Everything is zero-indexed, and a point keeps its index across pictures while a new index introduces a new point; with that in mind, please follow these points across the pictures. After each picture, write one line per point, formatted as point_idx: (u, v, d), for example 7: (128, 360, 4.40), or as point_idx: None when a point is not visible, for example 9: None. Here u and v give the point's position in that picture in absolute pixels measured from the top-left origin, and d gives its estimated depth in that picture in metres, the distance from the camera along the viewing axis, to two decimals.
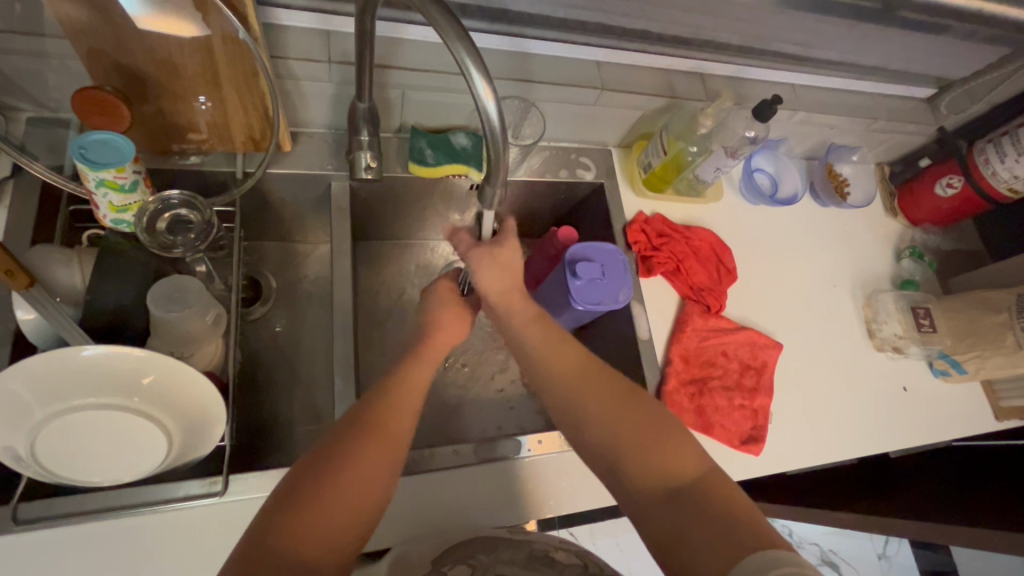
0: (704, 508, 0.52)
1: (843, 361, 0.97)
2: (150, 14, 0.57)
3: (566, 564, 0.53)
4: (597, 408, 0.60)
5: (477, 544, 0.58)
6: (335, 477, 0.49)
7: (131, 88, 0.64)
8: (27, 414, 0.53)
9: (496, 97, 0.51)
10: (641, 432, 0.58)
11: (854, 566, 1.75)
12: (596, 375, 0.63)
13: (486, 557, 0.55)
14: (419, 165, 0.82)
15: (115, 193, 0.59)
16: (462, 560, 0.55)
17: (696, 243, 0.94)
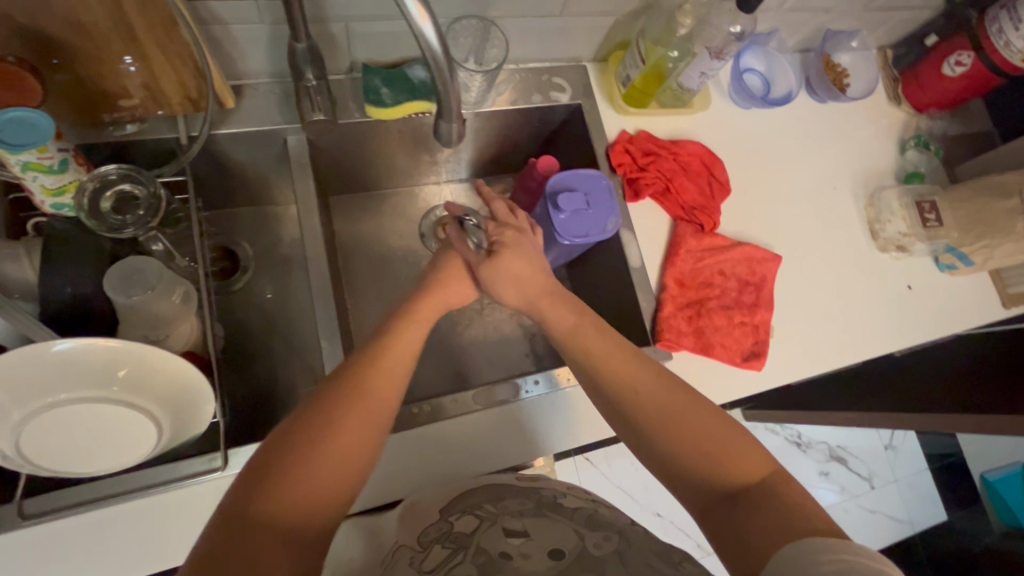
0: (766, 501, 0.52)
1: (846, 265, 0.93)
2: None
3: (574, 508, 0.54)
4: (654, 411, 0.59)
5: (485, 492, 0.58)
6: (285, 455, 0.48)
7: (38, 55, 0.57)
8: (3, 415, 0.51)
9: (432, 18, 0.46)
10: (707, 433, 0.57)
11: (863, 458, 1.83)
12: (651, 376, 0.61)
13: (495, 506, 0.54)
14: (377, 108, 0.75)
15: (45, 175, 0.54)
16: (469, 510, 0.54)
17: (684, 158, 0.89)
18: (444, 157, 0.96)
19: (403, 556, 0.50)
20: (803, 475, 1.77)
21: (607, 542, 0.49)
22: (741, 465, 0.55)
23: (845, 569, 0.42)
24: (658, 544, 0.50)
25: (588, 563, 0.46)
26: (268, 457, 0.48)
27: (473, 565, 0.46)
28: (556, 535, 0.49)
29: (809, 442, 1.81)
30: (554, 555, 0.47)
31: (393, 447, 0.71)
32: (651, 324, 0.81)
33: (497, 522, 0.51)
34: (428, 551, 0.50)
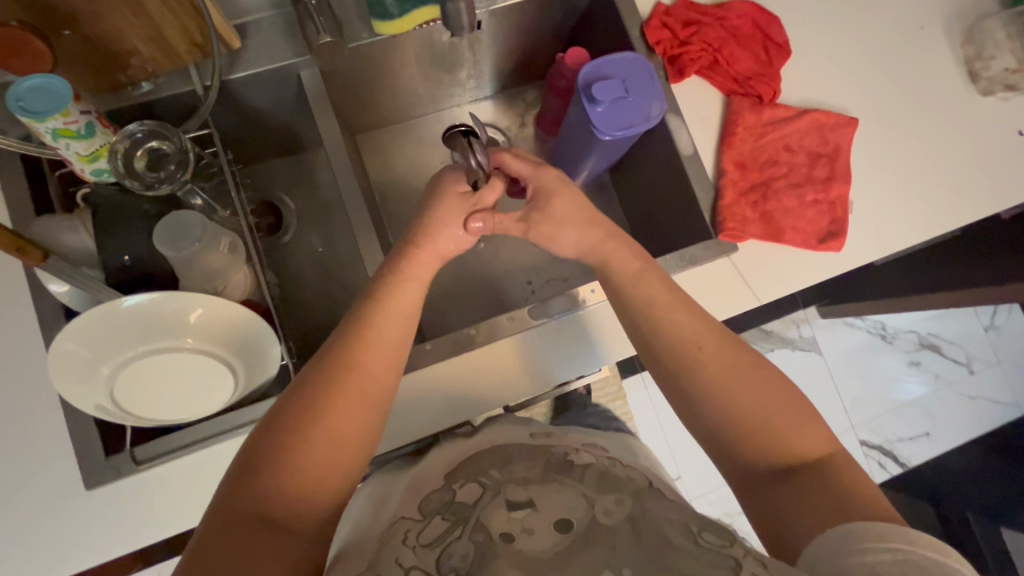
0: (820, 486, 0.51)
1: (938, 119, 0.81)
2: None
3: (582, 467, 0.57)
4: (720, 378, 0.57)
5: (493, 459, 0.60)
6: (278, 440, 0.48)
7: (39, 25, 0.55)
8: (93, 371, 0.55)
9: None
10: (767, 409, 0.55)
11: (959, 344, 1.70)
12: (715, 344, 0.59)
13: (500, 473, 0.57)
14: (384, 22, 0.70)
15: (76, 142, 0.54)
16: (473, 479, 0.58)
17: (733, 22, 0.78)
18: (465, 72, 0.90)
19: (401, 527, 0.53)
20: (891, 369, 1.67)
21: (618, 510, 0.50)
22: (799, 444, 0.54)
23: (901, 561, 0.42)
24: (677, 512, 0.50)
25: (598, 533, 0.47)
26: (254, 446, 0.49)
27: (471, 542, 0.49)
28: (567, 503, 0.51)
29: (896, 333, 1.69)
30: (561, 529, 0.48)
31: (457, 371, 0.71)
32: (710, 215, 0.74)
33: (500, 495, 0.53)
34: (425, 528, 0.52)
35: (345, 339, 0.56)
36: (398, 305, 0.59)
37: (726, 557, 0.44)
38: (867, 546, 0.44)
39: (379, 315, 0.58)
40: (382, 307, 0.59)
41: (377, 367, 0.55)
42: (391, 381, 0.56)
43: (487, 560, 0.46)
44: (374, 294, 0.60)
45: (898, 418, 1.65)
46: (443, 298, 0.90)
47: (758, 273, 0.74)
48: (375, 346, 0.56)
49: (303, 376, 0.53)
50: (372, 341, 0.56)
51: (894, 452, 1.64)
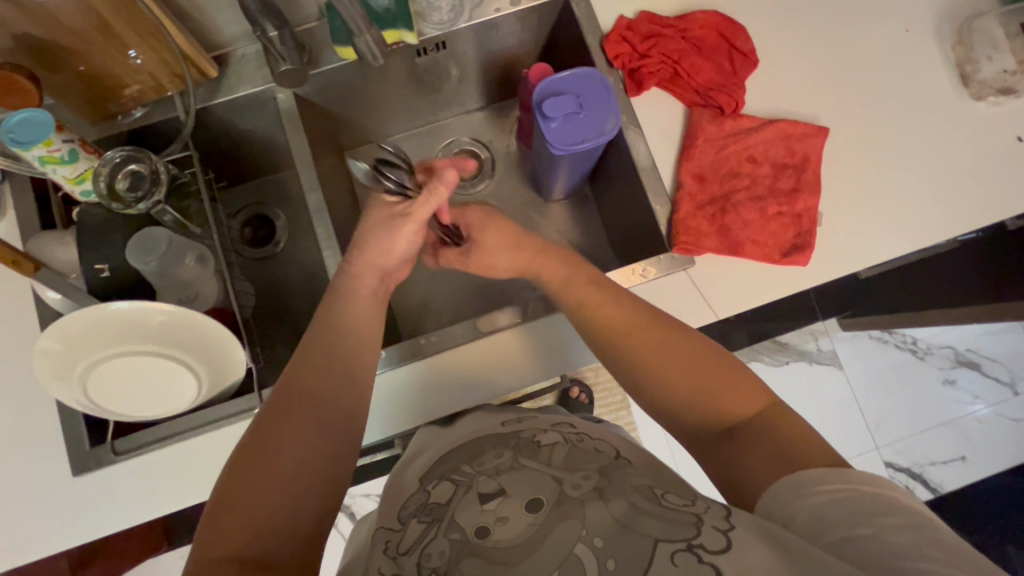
0: (761, 440, 0.48)
1: (924, 125, 0.76)
2: None
3: (549, 445, 0.53)
4: (653, 355, 0.57)
5: (466, 450, 0.57)
6: (251, 471, 0.50)
7: (36, 65, 0.63)
8: (72, 368, 0.62)
9: None
10: (698, 376, 0.54)
11: (1002, 362, 1.56)
12: (647, 326, 0.59)
13: (471, 468, 0.53)
14: (346, 49, 0.75)
15: (61, 167, 0.62)
16: (445, 476, 0.53)
17: (696, 34, 0.77)
18: (443, 90, 0.93)
19: (381, 539, 0.50)
20: (922, 386, 1.56)
21: (587, 480, 0.46)
22: (733, 405, 0.52)
23: (852, 500, 0.40)
24: (644, 478, 0.47)
25: (568, 503, 0.44)
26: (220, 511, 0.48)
27: (448, 541, 0.45)
28: (534, 485, 0.47)
29: (928, 348, 1.57)
30: (532, 506, 0.45)
31: (412, 378, 0.74)
32: (667, 228, 0.74)
33: (471, 488, 0.50)
34: (404, 531, 0.49)
35: (302, 356, 0.59)
36: (348, 331, 0.62)
37: (688, 514, 0.41)
38: (818, 489, 0.42)
39: (321, 326, 0.61)
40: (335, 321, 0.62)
41: (331, 396, 0.57)
42: (349, 393, 0.58)
43: (460, 560, 0.44)
44: (324, 315, 0.62)
45: (930, 440, 1.54)
46: (419, 308, 0.93)
47: (717, 287, 0.72)
48: (331, 360, 0.59)
49: (269, 403, 0.55)
50: (325, 350, 0.59)
51: (925, 475, 1.52)
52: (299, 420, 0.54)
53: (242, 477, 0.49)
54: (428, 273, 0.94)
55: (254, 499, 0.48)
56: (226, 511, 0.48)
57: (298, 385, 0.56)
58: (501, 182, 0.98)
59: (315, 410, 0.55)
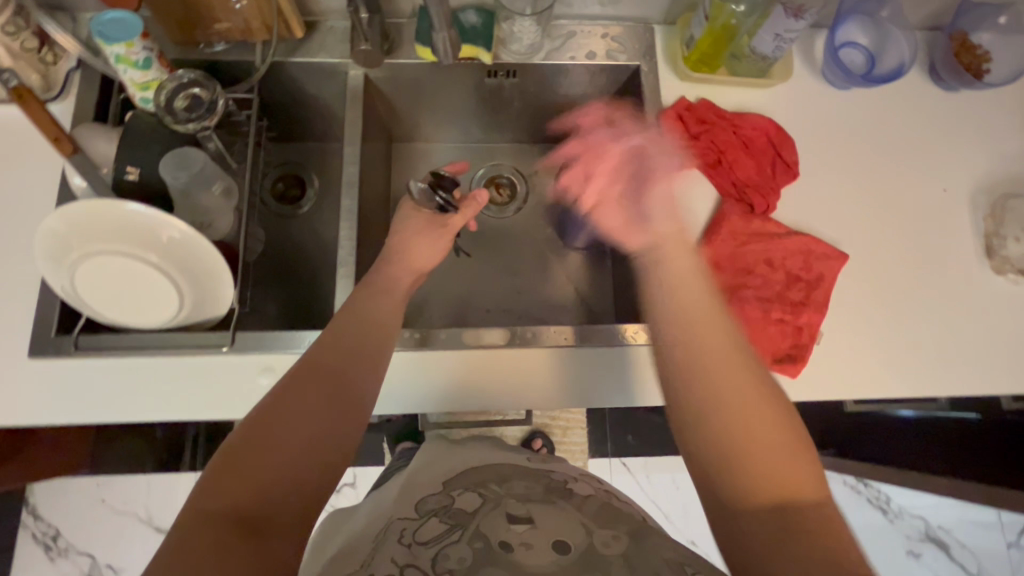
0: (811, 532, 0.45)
1: (941, 281, 0.77)
2: None
3: (584, 495, 0.53)
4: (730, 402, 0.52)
5: (489, 473, 0.57)
6: (271, 431, 0.50)
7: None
8: (67, 252, 0.63)
9: None
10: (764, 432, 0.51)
11: (970, 550, 1.50)
12: (730, 386, 0.53)
13: (498, 487, 0.54)
14: (424, 48, 0.79)
15: (133, 69, 0.66)
16: (472, 488, 0.54)
17: (747, 133, 0.80)
18: (501, 115, 0.97)
19: (394, 529, 0.49)
20: (884, 550, 1.49)
21: (616, 541, 0.46)
22: (792, 486, 0.48)
23: None
24: (673, 553, 0.45)
25: (594, 561, 0.44)
26: (197, 511, 0.44)
27: (469, 549, 0.45)
28: (563, 527, 0.47)
29: (900, 513, 1.52)
30: (558, 550, 0.45)
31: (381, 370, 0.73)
32: None
33: (499, 507, 0.50)
34: (423, 523, 0.49)
35: (337, 331, 0.60)
36: (381, 317, 0.63)
37: None
38: None
39: (361, 308, 0.63)
40: (367, 305, 0.64)
41: (357, 376, 0.58)
42: (374, 380, 0.59)
43: (481, 568, 0.43)
44: (360, 299, 0.64)
45: None
46: (413, 307, 0.94)
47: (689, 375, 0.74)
48: (366, 342, 0.61)
49: (299, 369, 0.56)
50: (359, 330, 0.61)
51: None
52: (322, 392, 0.54)
53: (260, 432, 0.49)
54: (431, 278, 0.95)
55: (259, 464, 0.48)
56: (237, 465, 0.47)
57: (329, 360, 0.57)
58: (528, 214, 1.01)
59: (338, 387, 0.56)
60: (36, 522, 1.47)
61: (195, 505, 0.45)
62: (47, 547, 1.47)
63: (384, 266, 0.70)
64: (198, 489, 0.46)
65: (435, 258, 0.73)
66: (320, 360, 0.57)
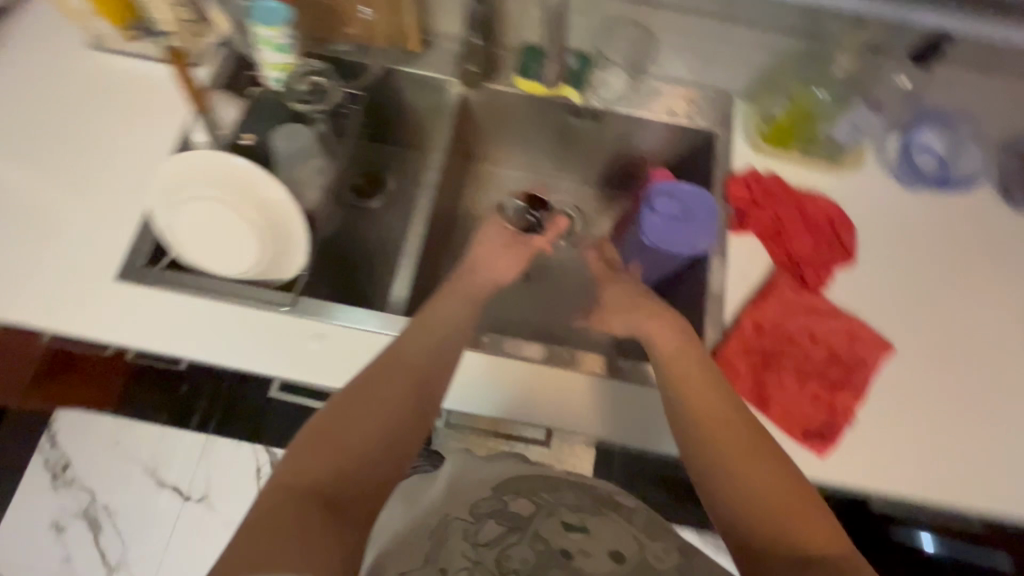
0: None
1: (988, 393, 0.76)
2: None
3: (628, 505, 0.57)
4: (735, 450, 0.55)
5: (538, 475, 0.59)
6: (349, 417, 0.56)
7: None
8: (174, 193, 0.71)
9: None
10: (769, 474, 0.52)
11: None
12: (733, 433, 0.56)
13: (550, 494, 0.58)
14: (525, 80, 0.88)
15: (271, 50, 0.75)
16: (526, 494, 0.57)
17: (810, 211, 0.83)
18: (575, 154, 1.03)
19: (459, 525, 0.53)
20: None
21: (667, 555, 0.52)
22: (816, 536, 0.48)
23: None
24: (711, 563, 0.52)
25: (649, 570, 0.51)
26: (286, 478, 0.51)
27: None
28: (616, 535, 0.54)
29: None
30: (616, 559, 0.52)
31: None
32: (708, 354, 0.76)
33: (554, 514, 0.56)
34: (481, 525, 0.56)
35: (415, 332, 0.66)
36: (456, 323, 0.69)
37: None
38: None
39: (438, 312, 0.69)
40: (444, 310, 0.70)
41: (429, 374, 0.63)
42: (445, 380, 0.64)
43: None
44: (438, 304, 0.71)
45: None
46: None
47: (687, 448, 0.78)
48: (441, 343, 0.66)
49: (379, 364, 0.62)
50: (436, 333, 0.67)
51: None
52: (396, 386, 0.60)
53: (341, 416, 0.56)
54: None
55: (338, 445, 0.54)
56: (320, 443, 0.54)
57: (405, 359, 0.63)
58: (582, 250, 1.05)
59: (412, 383, 0.61)
60: (49, 449, 1.51)
61: (285, 473, 0.52)
62: (51, 476, 1.49)
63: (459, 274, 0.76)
64: (288, 459, 0.53)
65: (508, 271, 0.78)
66: (398, 357, 0.63)
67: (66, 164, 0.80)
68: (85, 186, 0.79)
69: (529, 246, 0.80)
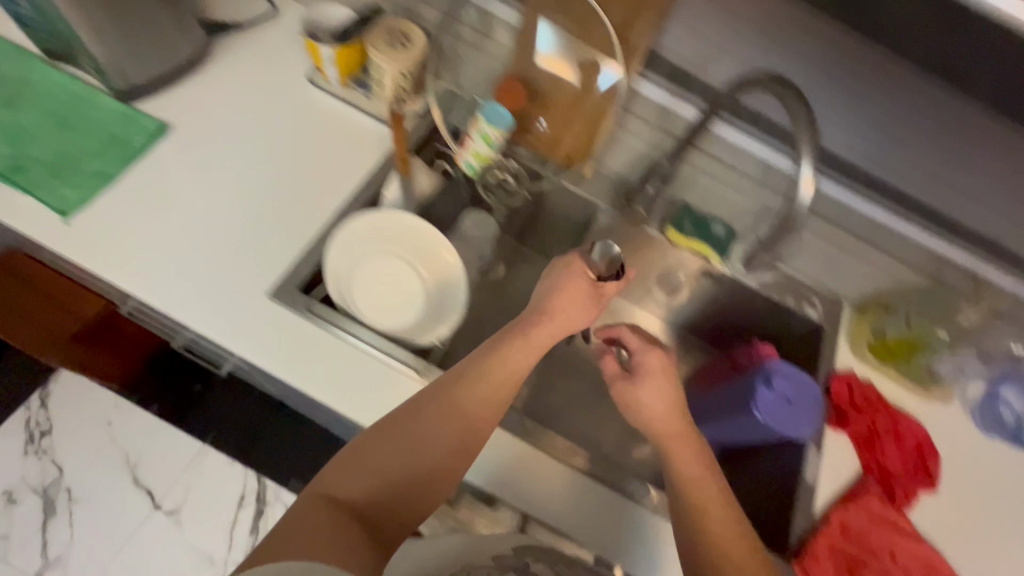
0: None
1: None
2: (549, 56, 0.85)
3: None
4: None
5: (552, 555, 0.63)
6: (394, 441, 0.62)
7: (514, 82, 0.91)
8: (363, 244, 0.76)
9: (813, 187, 0.62)
10: None
11: None
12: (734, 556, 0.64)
13: None
14: (674, 232, 0.92)
15: (485, 145, 0.82)
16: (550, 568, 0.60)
17: (902, 428, 0.88)
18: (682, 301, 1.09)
19: None
20: None
21: None
22: None
23: None
24: None
25: None
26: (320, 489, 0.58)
27: None
28: None
29: None
30: None
31: (521, 458, 0.78)
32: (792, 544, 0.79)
33: None
34: None
35: (480, 366, 0.67)
36: (523, 361, 0.69)
37: None
38: None
39: (511, 352, 0.68)
40: (513, 345, 0.69)
41: (484, 419, 0.65)
42: (494, 420, 0.66)
43: None
44: (510, 337, 0.70)
45: None
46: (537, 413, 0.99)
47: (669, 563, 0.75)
48: (507, 388, 0.67)
49: (429, 389, 0.66)
50: (501, 368, 0.67)
51: None
52: (444, 421, 0.64)
53: (383, 439, 0.62)
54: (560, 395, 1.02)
55: (373, 468, 0.60)
56: (363, 463, 0.60)
57: (457, 388, 0.65)
58: None
59: (463, 421, 0.64)
60: (38, 409, 1.42)
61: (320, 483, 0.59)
62: (29, 438, 1.40)
63: (554, 326, 0.71)
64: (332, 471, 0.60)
65: (583, 317, 0.73)
66: (451, 385, 0.66)
67: (251, 174, 0.84)
68: (261, 199, 0.83)
69: (598, 299, 0.74)
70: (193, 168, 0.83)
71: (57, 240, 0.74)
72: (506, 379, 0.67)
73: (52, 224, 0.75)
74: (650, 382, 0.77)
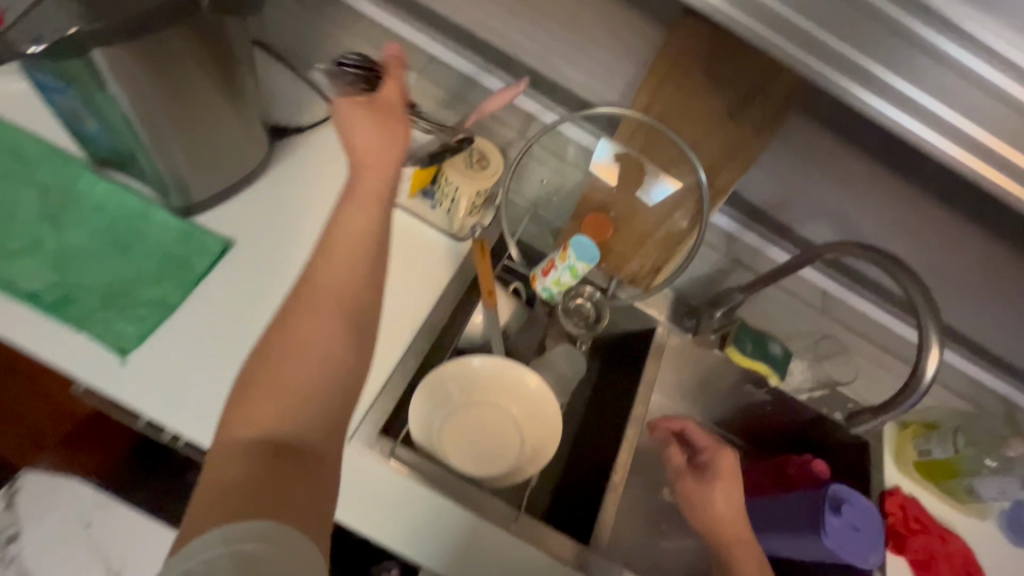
0: None
1: None
2: (602, 163, 0.86)
3: None
4: None
5: None
6: (277, 345, 0.51)
7: (583, 203, 0.91)
8: (465, 389, 0.74)
9: (938, 360, 0.63)
10: None
11: None
12: None
13: None
14: (737, 352, 0.94)
15: (570, 275, 0.81)
16: None
17: (952, 548, 0.91)
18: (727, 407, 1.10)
19: None
20: None
21: None
22: None
23: None
24: None
25: None
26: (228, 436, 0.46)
27: None
28: None
29: None
30: None
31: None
32: None
33: None
34: None
35: None
36: (373, 193, 0.61)
37: None
38: None
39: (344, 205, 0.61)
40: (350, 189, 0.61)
41: (365, 284, 0.57)
42: (366, 268, 0.58)
43: None
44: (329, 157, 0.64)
45: None
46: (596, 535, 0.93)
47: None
48: (355, 234, 0.59)
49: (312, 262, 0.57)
50: (356, 205, 0.60)
51: None
52: (314, 309, 0.54)
53: (283, 350, 0.51)
54: (624, 514, 0.96)
55: (279, 402, 0.48)
56: (258, 389, 0.49)
57: (337, 254, 0.57)
58: None
59: (342, 301, 0.55)
60: None
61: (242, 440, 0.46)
62: None
63: (368, 173, 0.62)
64: (228, 415, 0.48)
65: (397, 138, 0.65)
66: (331, 251, 0.57)
67: None
68: None
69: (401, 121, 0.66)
70: (260, 290, 0.76)
71: (113, 383, 0.66)
72: (352, 249, 0.58)
73: (106, 363, 0.67)
74: (721, 480, 0.75)
